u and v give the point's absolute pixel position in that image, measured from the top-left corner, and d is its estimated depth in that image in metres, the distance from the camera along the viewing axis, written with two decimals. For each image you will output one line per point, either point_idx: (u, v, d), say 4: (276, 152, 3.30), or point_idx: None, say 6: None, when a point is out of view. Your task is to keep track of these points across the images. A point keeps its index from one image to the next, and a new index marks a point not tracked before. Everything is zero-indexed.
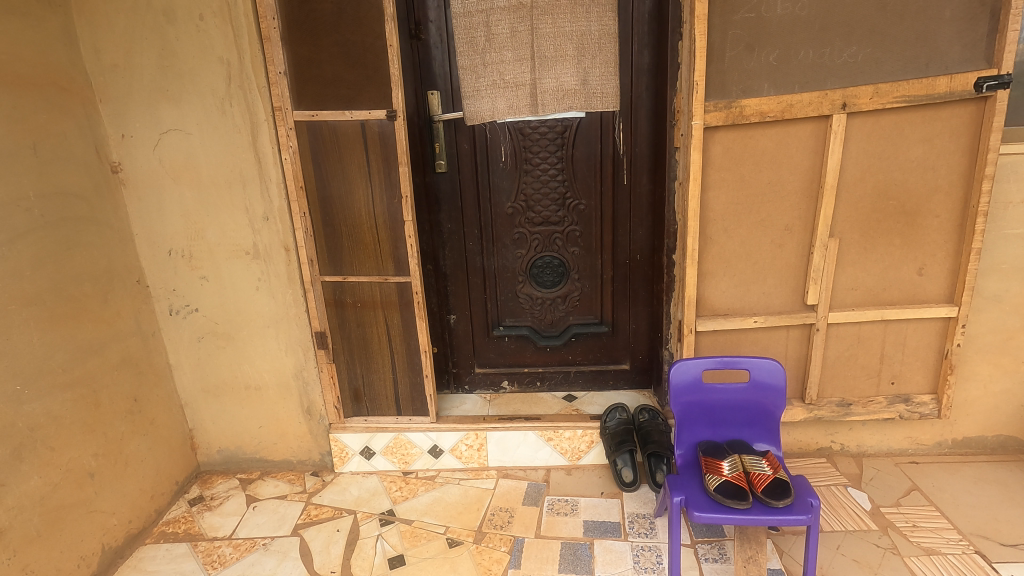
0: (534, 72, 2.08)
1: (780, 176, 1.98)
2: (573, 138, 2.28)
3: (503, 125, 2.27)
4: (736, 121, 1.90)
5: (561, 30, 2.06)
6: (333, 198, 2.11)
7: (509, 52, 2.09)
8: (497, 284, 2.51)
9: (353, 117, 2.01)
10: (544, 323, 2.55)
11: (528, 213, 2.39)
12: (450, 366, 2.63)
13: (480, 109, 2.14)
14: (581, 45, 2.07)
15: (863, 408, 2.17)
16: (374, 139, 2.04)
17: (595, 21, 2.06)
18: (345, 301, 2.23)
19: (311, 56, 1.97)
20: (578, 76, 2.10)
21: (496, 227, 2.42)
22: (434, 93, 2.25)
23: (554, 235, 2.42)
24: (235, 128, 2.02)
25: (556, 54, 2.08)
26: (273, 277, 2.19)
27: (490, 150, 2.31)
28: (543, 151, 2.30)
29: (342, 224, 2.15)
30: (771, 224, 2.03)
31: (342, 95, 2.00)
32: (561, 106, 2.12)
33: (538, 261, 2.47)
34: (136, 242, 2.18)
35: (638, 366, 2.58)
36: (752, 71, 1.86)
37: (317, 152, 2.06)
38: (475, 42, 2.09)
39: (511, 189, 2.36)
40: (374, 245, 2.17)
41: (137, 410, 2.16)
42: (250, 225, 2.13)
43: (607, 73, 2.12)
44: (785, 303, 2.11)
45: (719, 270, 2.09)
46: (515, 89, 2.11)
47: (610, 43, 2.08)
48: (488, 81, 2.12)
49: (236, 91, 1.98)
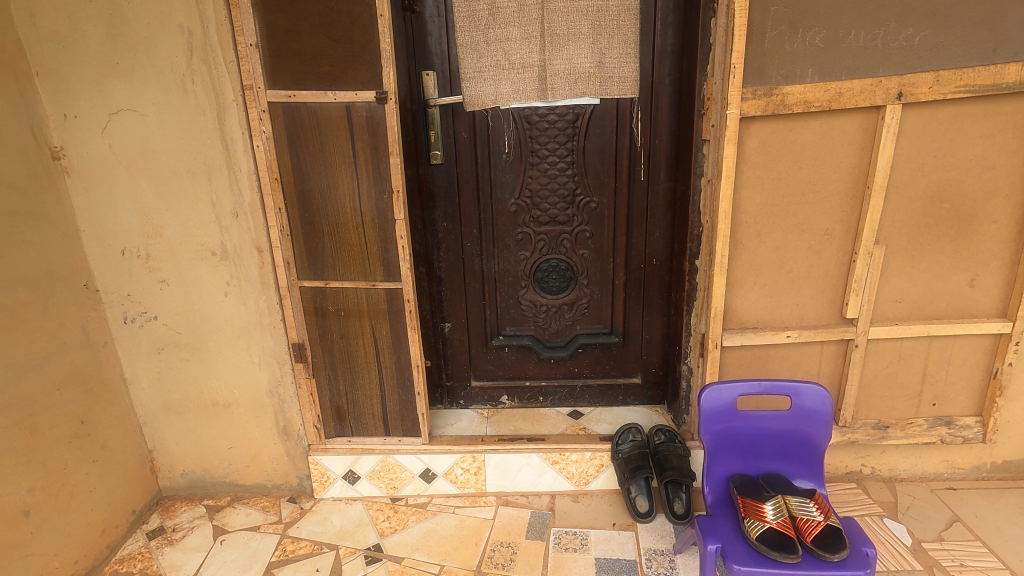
0: (544, 53, 1.89)
1: (820, 174, 1.75)
2: (584, 128, 2.04)
3: (507, 111, 2.02)
4: (776, 111, 1.67)
5: (573, 4, 1.85)
6: (311, 191, 1.82)
7: (516, 29, 1.89)
8: (497, 289, 2.26)
9: (337, 98, 1.72)
10: (548, 333, 2.31)
11: (532, 210, 2.14)
12: (444, 380, 2.38)
13: (481, 93, 1.95)
14: (597, 23, 1.88)
15: (902, 432, 1.97)
16: (362, 125, 1.75)
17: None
18: (327, 309, 1.96)
19: (290, 26, 1.67)
20: (592, 60, 1.91)
21: (497, 226, 2.17)
22: (430, 73, 1.99)
23: (562, 235, 2.17)
24: (199, 110, 1.74)
25: (569, 32, 1.88)
26: (245, 281, 1.93)
27: (491, 140, 2.06)
28: (552, 142, 2.06)
29: (323, 222, 1.86)
30: (808, 228, 1.81)
31: (324, 74, 1.71)
32: (571, 93, 1.94)
33: (543, 265, 2.21)
34: (83, 240, 1.88)
35: (650, 380, 2.35)
36: (795, 54, 1.64)
37: (294, 138, 1.77)
38: (478, 18, 1.89)
39: (515, 184, 2.11)
40: (360, 246, 1.88)
41: (85, 433, 1.88)
42: (217, 223, 1.86)
43: (625, 55, 1.92)
44: (821, 316, 1.89)
45: (748, 278, 1.87)
46: (521, 72, 1.92)
47: (631, 21, 1.87)
48: (491, 64, 1.92)
49: (199, 66, 1.70)
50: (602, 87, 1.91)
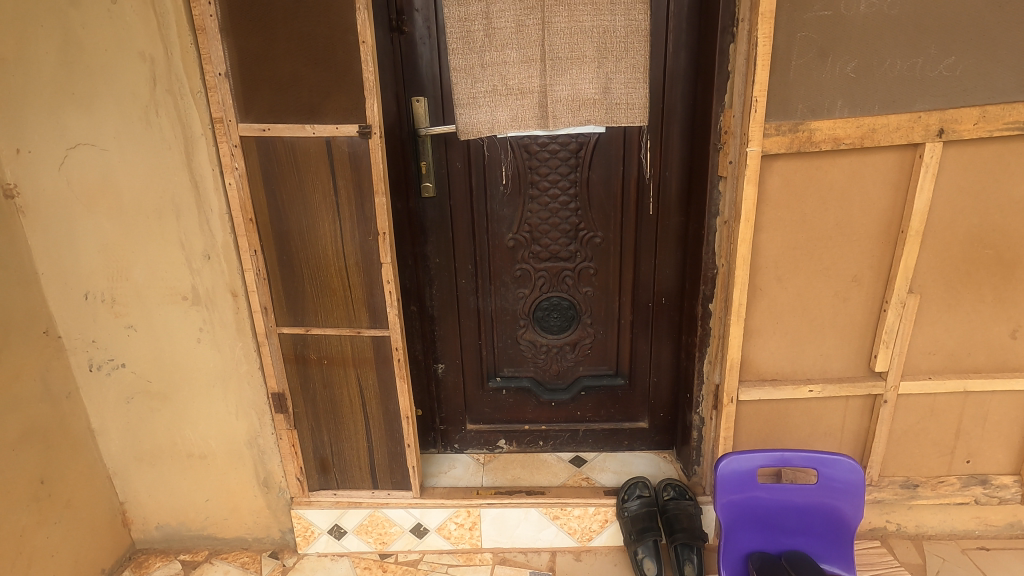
0: (544, 77, 1.74)
1: (849, 216, 1.59)
2: (588, 159, 1.87)
3: (504, 141, 1.85)
4: (802, 148, 1.51)
5: (577, 24, 1.69)
6: (289, 232, 1.66)
7: (515, 50, 1.73)
8: (494, 328, 2.10)
9: (316, 132, 1.56)
10: (549, 374, 2.15)
11: (532, 246, 1.98)
12: (438, 423, 2.23)
13: (476, 121, 1.78)
14: (603, 45, 1.71)
15: (932, 491, 1.82)
16: (343, 161, 1.58)
17: (621, 13, 1.68)
18: (309, 357, 1.81)
19: (263, 53, 1.51)
20: (598, 84, 1.75)
21: (494, 262, 2.01)
22: (420, 100, 1.82)
23: (564, 272, 2.01)
24: (164, 144, 1.58)
25: (572, 55, 1.72)
26: (219, 327, 1.77)
27: (487, 171, 1.90)
28: (553, 173, 1.89)
29: (303, 265, 1.70)
30: (835, 274, 1.64)
31: (301, 105, 1.55)
32: (574, 121, 1.77)
33: (543, 303, 2.06)
34: (41, 283, 1.72)
35: (658, 424, 2.19)
36: (824, 86, 1.47)
37: (270, 175, 1.61)
38: (473, 39, 1.72)
39: (513, 218, 1.95)
40: (343, 290, 1.72)
41: (45, 492, 1.74)
42: (187, 265, 1.70)
43: (635, 80, 1.74)
44: (846, 368, 1.73)
45: (767, 326, 1.71)
46: (520, 98, 1.76)
47: (640, 43, 1.70)
48: (487, 89, 1.76)
49: (163, 97, 1.54)
50: (608, 115, 1.74)
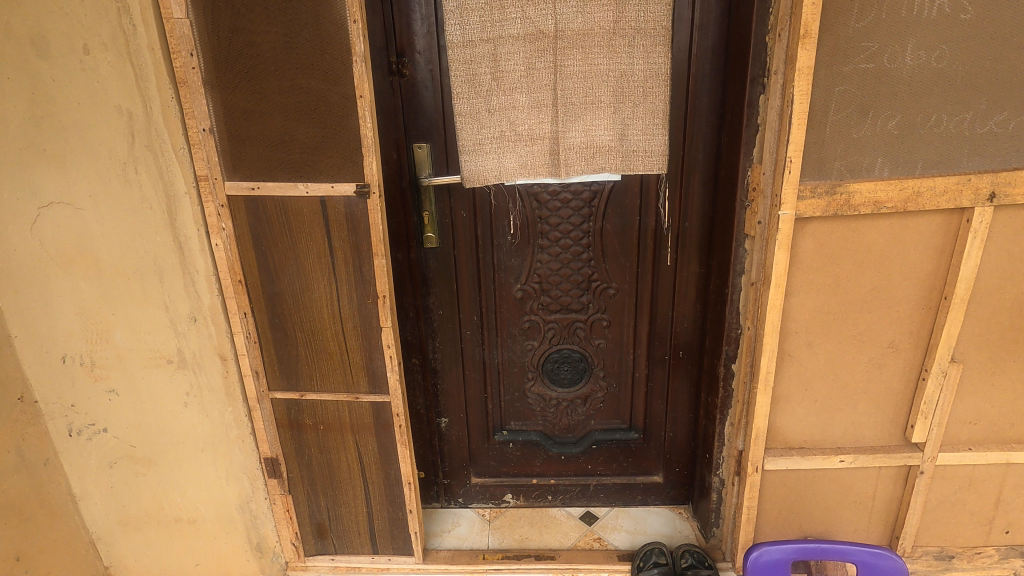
0: (556, 123, 1.61)
1: (888, 281, 1.47)
2: (603, 208, 1.75)
3: (513, 188, 1.74)
4: (839, 212, 1.39)
5: (591, 67, 1.57)
6: (282, 294, 1.54)
7: (524, 94, 1.60)
8: (500, 381, 1.99)
9: (310, 191, 1.43)
10: (558, 428, 2.03)
11: (541, 296, 1.86)
12: (441, 477, 2.11)
13: (482, 169, 1.66)
14: (619, 89, 1.58)
15: (968, 562, 1.71)
16: (340, 221, 1.46)
17: (639, 55, 1.56)
18: (304, 422, 1.69)
19: (251, 108, 1.39)
20: (613, 130, 1.62)
21: (501, 313, 1.89)
22: (423, 146, 1.70)
23: (575, 324, 1.89)
24: (145, 202, 1.45)
25: (586, 100, 1.59)
26: (207, 391, 1.65)
27: (495, 220, 1.78)
28: (565, 223, 1.77)
29: (297, 328, 1.58)
30: (870, 340, 1.53)
31: (294, 162, 1.43)
32: (587, 168, 1.65)
33: (553, 355, 1.94)
34: (14, 348, 1.59)
35: (674, 479, 2.08)
36: (864, 145, 1.35)
37: (260, 235, 1.49)
38: (478, 82, 1.59)
39: (522, 268, 1.83)
40: (340, 355, 1.60)
41: (21, 569, 1.62)
42: (171, 328, 1.58)
43: (653, 126, 1.62)
44: (880, 437, 1.62)
45: (796, 394, 1.59)
46: (530, 145, 1.63)
47: (660, 88, 1.58)
48: (494, 135, 1.63)
49: (142, 153, 1.41)
50: (624, 164, 1.62)
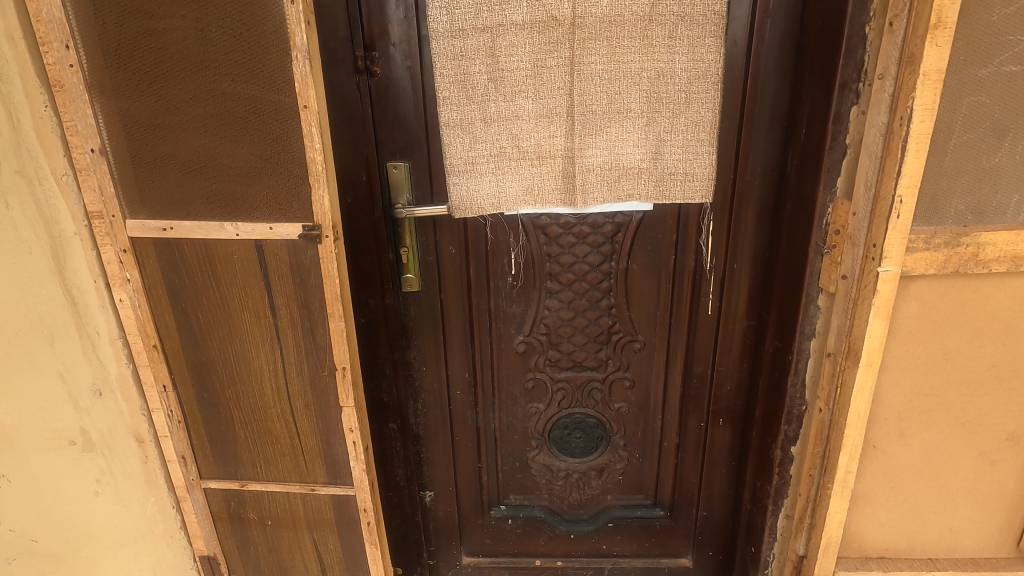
0: (572, 139, 1.27)
1: (1015, 358, 1.10)
2: (628, 244, 1.39)
3: (514, 219, 1.37)
4: (962, 268, 1.02)
5: (618, 65, 1.21)
6: (212, 363, 1.18)
7: (531, 99, 1.25)
8: (498, 449, 1.63)
9: (242, 233, 1.06)
10: (568, 503, 1.68)
11: (549, 350, 1.50)
12: (425, 558, 1.76)
13: (477, 194, 1.31)
14: (654, 94, 1.23)
15: None
16: (283, 272, 1.09)
17: (680, 50, 1.20)
18: (248, 516, 1.33)
19: (158, 120, 1.01)
20: (644, 147, 1.27)
21: (499, 370, 1.53)
22: (400, 166, 1.33)
23: (591, 384, 1.53)
24: (21, 245, 1.07)
25: (611, 108, 1.24)
26: (122, 478, 1.28)
27: (492, 258, 1.41)
28: (580, 262, 1.40)
29: (233, 405, 1.22)
30: (984, 430, 1.16)
31: (219, 194, 1.05)
32: (610, 196, 1.31)
33: (563, 420, 1.58)
34: None
35: (706, 564, 1.72)
36: (1000, 179, 0.98)
37: (178, 288, 1.12)
38: (472, 83, 1.24)
39: (525, 317, 1.47)
40: (290, 438, 1.24)
41: None
42: (69, 404, 1.20)
43: (696, 143, 1.27)
44: (984, 547, 1.26)
45: (879, 493, 1.23)
46: (538, 165, 1.29)
47: (706, 94, 1.22)
48: (491, 151, 1.29)
49: (12, 180, 1.03)
50: (658, 191, 1.28)
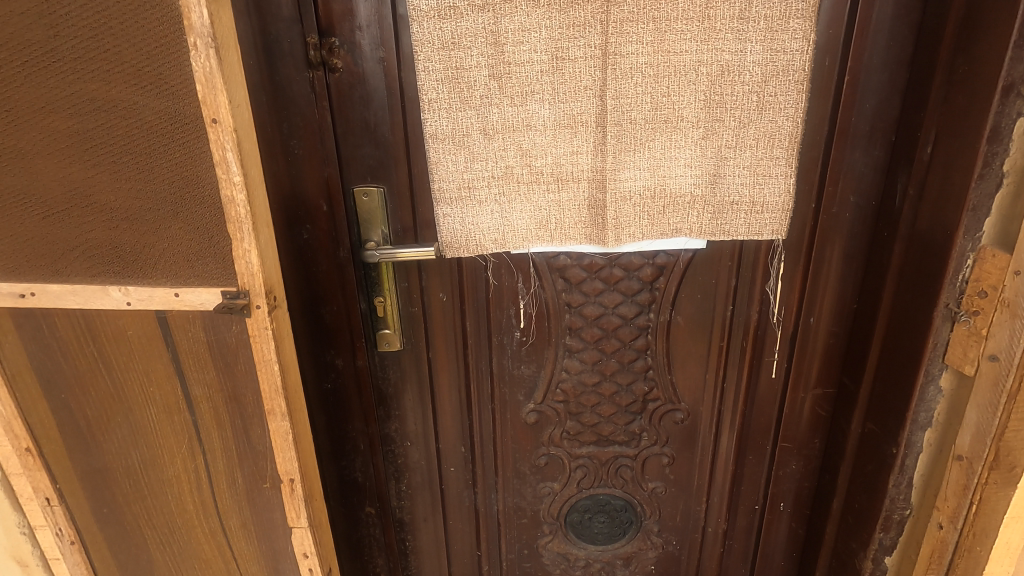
0: (602, 156, 0.95)
1: None
2: (672, 292, 1.07)
3: (524, 259, 1.05)
4: None
5: (667, 57, 0.89)
6: (110, 470, 0.85)
7: (547, 103, 0.92)
8: (501, 535, 1.31)
9: (135, 300, 0.74)
10: None
11: (567, 421, 1.18)
12: None
13: (475, 227, 0.99)
14: (715, 95, 0.91)
15: None
16: (197, 353, 0.76)
17: (753, 36, 0.88)
18: None
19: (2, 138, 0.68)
20: (698, 168, 0.96)
21: (503, 444, 1.21)
22: (371, 192, 1.00)
23: (619, 461, 1.22)
24: None
25: (656, 116, 0.92)
26: None
27: (494, 309, 1.09)
28: (610, 314, 1.08)
29: (143, 524, 0.89)
30: None
31: (98, 246, 0.72)
32: (651, 231, 0.99)
33: (582, 502, 1.27)
34: None
35: None
36: None
37: (53, 373, 0.79)
38: (466, 81, 0.91)
39: (537, 381, 1.15)
40: (224, 563, 0.91)
41: None
42: None
43: (767, 160, 0.95)
44: None
45: None
46: (557, 190, 0.97)
47: (785, 95, 0.91)
48: (494, 172, 0.96)
49: None
50: (717, 222, 0.98)
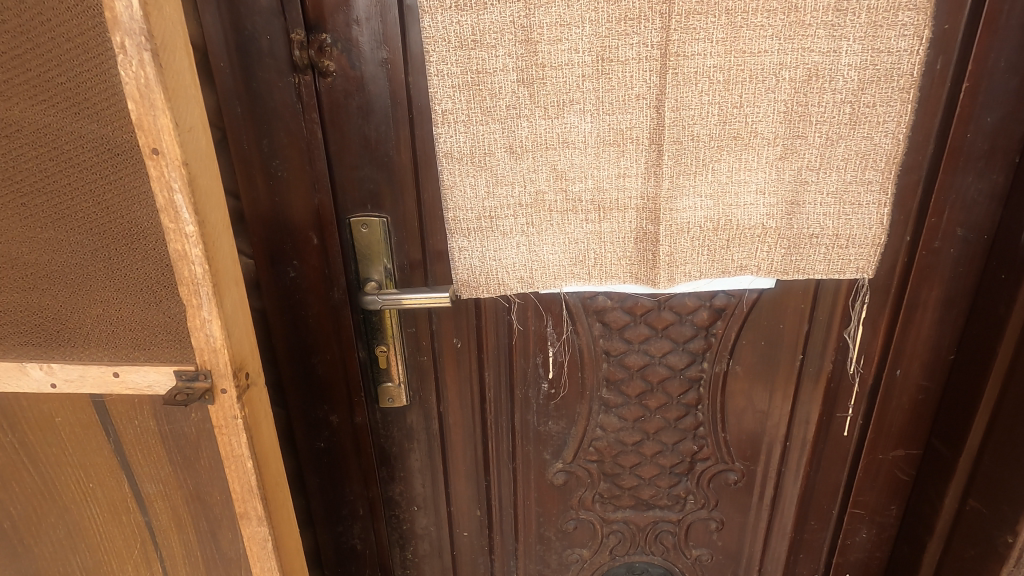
0: (656, 180, 0.77)
1: None
2: (732, 338, 0.90)
3: (555, 300, 0.88)
4: None
5: (741, 58, 0.71)
6: None
7: (590, 116, 0.74)
8: None
9: (71, 381, 0.58)
10: None
11: (601, 483, 1.01)
12: None
13: (498, 265, 0.82)
14: (797, 106, 0.73)
15: None
16: (148, 443, 0.60)
17: (850, 34, 0.70)
18: None
19: None
20: (772, 195, 0.78)
21: (525, 508, 1.04)
22: (371, 223, 0.82)
23: (660, 527, 1.05)
24: None
25: (724, 131, 0.74)
26: None
27: (518, 357, 0.92)
28: (656, 363, 0.91)
29: None
30: None
31: (21, 317, 0.58)
32: (711, 269, 0.82)
33: (615, 570, 1.10)
34: None
35: None
36: None
37: None
38: (490, 89, 0.73)
39: (568, 438, 0.98)
40: None
41: None
42: None
43: (856, 186, 0.77)
44: None
45: None
46: (598, 220, 0.80)
47: (885, 107, 0.73)
48: (521, 198, 0.79)
49: None
50: (791, 260, 0.81)
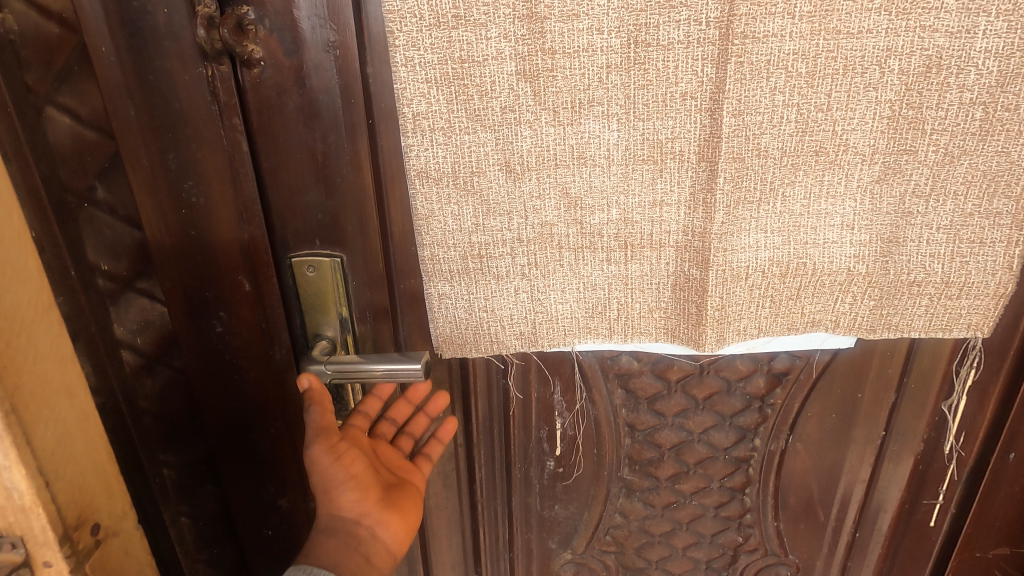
0: (707, 209, 0.56)
1: None
2: (793, 410, 0.69)
3: (566, 361, 0.68)
4: None
5: (834, 42, 0.50)
6: None
7: (616, 122, 0.54)
8: None
9: None
10: None
11: None
12: None
13: (489, 319, 0.61)
14: (908, 109, 0.52)
15: None
16: None
17: (993, 6, 0.49)
18: None
19: None
20: (863, 230, 0.57)
21: None
22: (322, 265, 0.62)
23: None
24: None
25: (805, 143, 0.54)
26: None
27: (517, 429, 0.72)
28: (694, 439, 0.71)
29: None
30: None
31: None
32: (776, 325, 0.61)
33: None
34: None
35: None
36: None
37: None
38: (479, 83, 0.52)
39: (579, 526, 0.78)
40: None
41: None
42: None
43: (981, 217, 0.56)
44: None
45: None
46: (626, 260, 0.59)
47: None
48: (521, 233, 0.58)
49: None
50: (881, 316, 0.60)
